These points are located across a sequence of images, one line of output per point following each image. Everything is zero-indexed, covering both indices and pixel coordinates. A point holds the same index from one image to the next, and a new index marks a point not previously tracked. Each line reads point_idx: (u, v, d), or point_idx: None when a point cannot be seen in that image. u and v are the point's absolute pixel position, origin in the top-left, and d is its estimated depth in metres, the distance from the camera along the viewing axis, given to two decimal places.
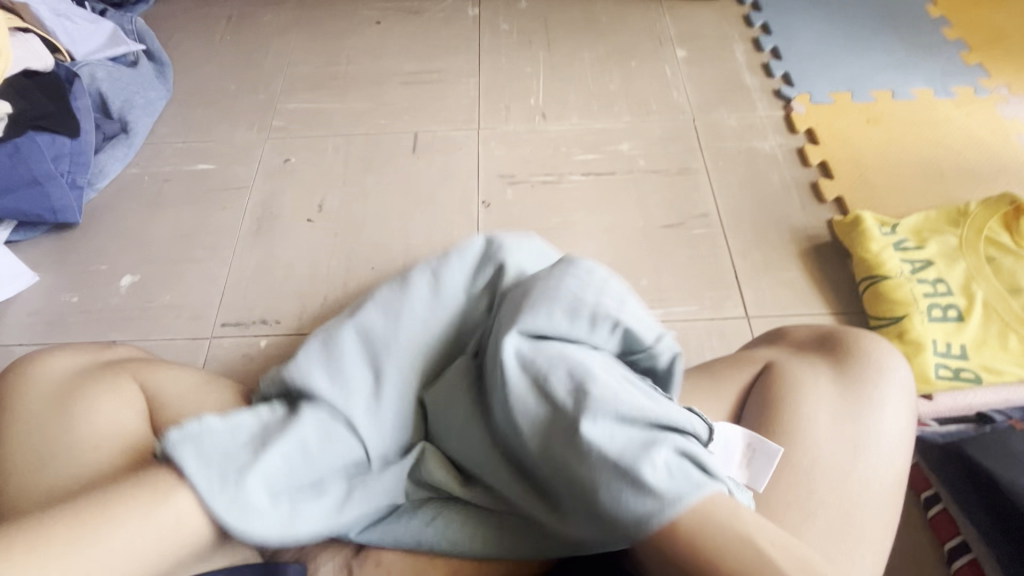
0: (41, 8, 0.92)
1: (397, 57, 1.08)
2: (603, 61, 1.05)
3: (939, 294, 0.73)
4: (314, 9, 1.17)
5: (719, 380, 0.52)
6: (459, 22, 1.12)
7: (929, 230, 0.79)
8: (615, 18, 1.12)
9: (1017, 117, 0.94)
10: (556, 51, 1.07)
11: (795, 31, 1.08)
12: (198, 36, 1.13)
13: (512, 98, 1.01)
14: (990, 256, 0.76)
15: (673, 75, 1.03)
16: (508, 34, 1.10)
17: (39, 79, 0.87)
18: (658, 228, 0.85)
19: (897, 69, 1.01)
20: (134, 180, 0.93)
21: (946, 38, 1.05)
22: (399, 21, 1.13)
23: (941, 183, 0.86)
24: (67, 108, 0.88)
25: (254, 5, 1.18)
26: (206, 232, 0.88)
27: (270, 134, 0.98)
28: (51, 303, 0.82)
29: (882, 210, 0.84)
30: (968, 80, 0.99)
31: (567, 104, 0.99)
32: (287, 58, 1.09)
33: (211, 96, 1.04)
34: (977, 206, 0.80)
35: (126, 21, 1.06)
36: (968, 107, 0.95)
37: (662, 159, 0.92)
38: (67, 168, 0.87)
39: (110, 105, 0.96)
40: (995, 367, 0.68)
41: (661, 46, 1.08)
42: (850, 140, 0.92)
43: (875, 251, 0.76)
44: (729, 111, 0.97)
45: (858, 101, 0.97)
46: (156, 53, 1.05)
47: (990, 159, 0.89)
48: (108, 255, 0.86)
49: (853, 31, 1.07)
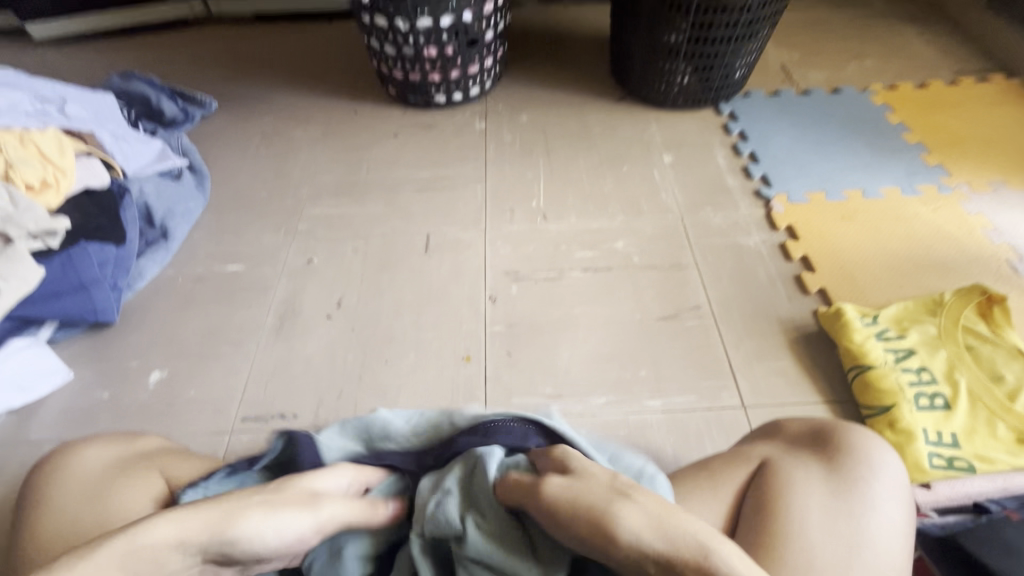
0: (104, 134, 1.05)
1: (412, 166, 1.20)
2: (598, 167, 1.17)
3: (924, 383, 0.76)
4: (339, 125, 1.31)
5: (717, 476, 0.55)
6: (468, 134, 1.26)
7: (909, 320, 0.84)
8: (606, 128, 1.26)
9: (980, 213, 1.02)
10: (554, 158, 1.19)
11: (769, 138, 1.20)
12: (235, 150, 1.26)
13: (516, 201, 1.11)
14: (969, 345, 0.80)
15: (661, 178, 1.14)
16: (512, 144, 1.23)
17: (96, 195, 0.99)
18: (654, 320, 0.91)
19: (865, 171, 1.11)
20: (170, 281, 1.02)
21: (907, 141, 1.17)
22: (415, 134, 1.27)
23: (916, 275, 0.93)
24: (116, 219, 0.98)
25: (286, 121, 1.33)
26: (232, 328, 0.94)
27: (296, 236, 1.08)
28: (83, 399, 0.87)
29: (862, 301, 0.90)
30: (931, 179, 1.09)
31: (566, 205, 1.09)
32: (314, 168, 1.21)
33: (244, 203, 1.15)
34: (951, 297, 0.85)
35: (174, 139, 1.21)
36: (933, 204, 1.04)
37: (654, 255, 1.00)
38: (112, 273, 0.95)
39: (154, 213, 1.06)
40: (987, 456, 0.71)
41: (649, 152, 1.19)
42: (827, 235, 1.00)
43: (859, 341, 0.81)
44: (714, 210, 1.07)
45: (831, 199, 1.06)
46: (197, 167, 1.18)
47: (960, 251, 0.96)
48: (140, 351, 0.92)
49: (821, 136, 1.19)
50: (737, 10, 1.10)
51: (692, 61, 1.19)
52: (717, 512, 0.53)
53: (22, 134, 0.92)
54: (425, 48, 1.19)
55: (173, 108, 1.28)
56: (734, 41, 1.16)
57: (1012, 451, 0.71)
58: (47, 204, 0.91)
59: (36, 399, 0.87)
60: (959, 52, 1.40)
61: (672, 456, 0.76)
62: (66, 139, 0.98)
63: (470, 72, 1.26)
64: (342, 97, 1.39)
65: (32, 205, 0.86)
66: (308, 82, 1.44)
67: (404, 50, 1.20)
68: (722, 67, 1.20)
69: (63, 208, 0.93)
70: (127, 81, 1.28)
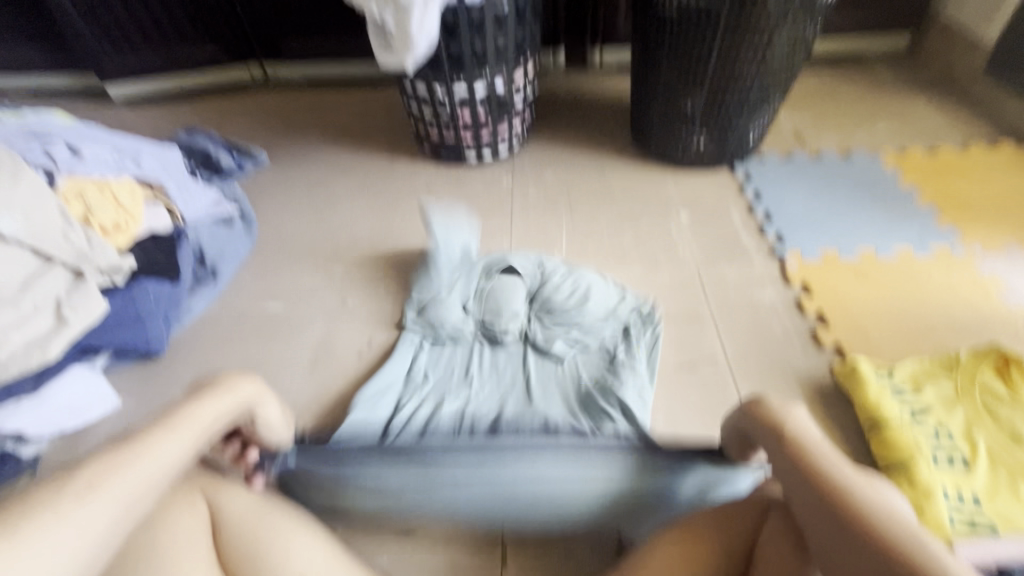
0: (170, 182, 1.16)
1: (443, 217, 1.28)
2: (617, 221, 1.23)
3: (940, 440, 0.77)
4: (377, 177, 1.42)
5: (731, 513, 0.60)
6: (496, 188, 1.35)
7: (925, 377, 0.86)
8: (626, 186, 1.33)
9: (994, 274, 1.04)
10: (577, 211, 1.27)
11: (782, 198, 1.25)
12: (282, 199, 1.37)
13: (540, 252, 1.17)
14: (986, 404, 0.81)
15: (677, 233, 1.19)
16: (536, 199, 1.31)
17: (159, 237, 1.09)
18: (670, 368, 0.94)
19: (879, 232, 1.15)
20: (213, 317, 1.10)
21: (919, 204, 1.20)
22: (446, 187, 1.37)
23: (932, 335, 0.95)
24: (174, 259, 1.08)
25: (328, 174, 1.44)
26: (269, 363, 1.00)
27: (334, 280, 1.15)
28: (128, 424, 0.93)
29: (878, 358, 0.92)
30: (944, 241, 1.12)
31: (587, 257, 1.15)
32: (352, 217, 1.30)
33: (286, 247, 1.24)
34: (968, 355, 0.87)
35: (227, 188, 1.33)
36: (947, 264, 1.06)
37: (672, 307, 1.04)
38: (164, 308, 1.04)
39: (206, 255, 1.16)
40: (1010, 518, 0.70)
41: (667, 209, 1.26)
42: (843, 293, 1.02)
43: (874, 395, 0.82)
44: (729, 265, 1.11)
45: (845, 258, 1.09)
46: (245, 214, 1.29)
47: (975, 312, 0.98)
48: (184, 382, 0.98)
49: (835, 197, 1.24)
50: (749, 79, 1.19)
51: (708, 128, 1.28)
52: (727, 548, 0.58)
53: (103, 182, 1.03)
54: (459, 111, 1.30)
55: (229, 160, 1.41)
56: (746, 109, 1.24)
57: None
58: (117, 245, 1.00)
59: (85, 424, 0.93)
60: (968, 121, 1.46)
61: (688, 505, 0.77)
62: (138, 188, 1.09)
63: (499, 133, 1.37)
64: (380, 153, 1.50)
65: (105, 244, 0.94)
66: (351, 140, 1.56)
67: (440, 112, 1.31)
68: (736, 135, 1.29)
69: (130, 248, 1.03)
70: (190, 136, 1.42)
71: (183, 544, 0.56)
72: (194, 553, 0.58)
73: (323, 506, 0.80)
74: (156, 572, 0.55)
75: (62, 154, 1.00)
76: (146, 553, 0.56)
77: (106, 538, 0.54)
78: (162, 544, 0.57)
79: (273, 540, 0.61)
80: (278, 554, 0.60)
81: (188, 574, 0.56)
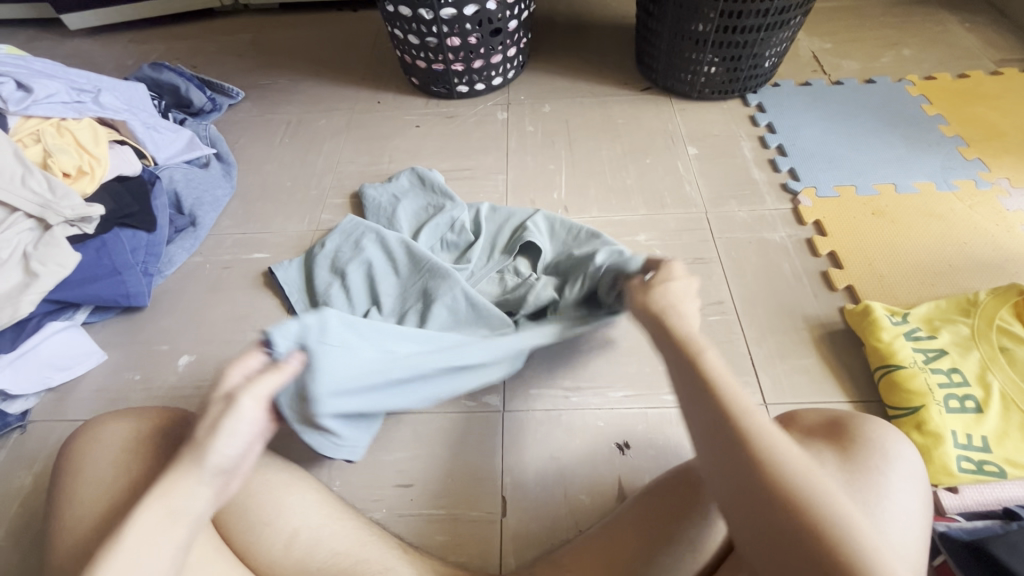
0: (135, 122, 1.07)
1: (434, 157, 1.20)
2: (621, 158, 1.16)
3: (953, 384, 0.75)
4: (362, 114, 1.32)
5: None
6: (490, 124, 1.26)
7: (940, 319, 0.82)
8: (630, 119, 1.24)
9: (1019, 209, 0.98)
10: (577, 148, 1.19)
11: (797, 130, 1.17)
12: (262, 139, 1.28)
13: (537, 193, 1.11)
14: (1003, 346, 0.78)
15: (685, 170, 1.12)
16: (534, 135, 1.22)
17: (128, 182, 1.01)
18: None
19: (900, 165, 1.07)
20: (197, 268, 1.04)
21: (943, 134, 1.12)
22: (437, 125, 1.27)
23: (948, 275, 0.90)
24: (147, 207, 1.00)
25: (310, 111, 1.35)
26: (256, 315, 0.96)
27: (320, 226, 1.09)
28: (116, 378, 0.89)
29: (892, 300, 0.88)
30: (968, 173, 1.05)
31: (588, 198, 1.09)
32: (337, 158, 1.22)
33: (270, 192, 1.17)
34: (987, 296, 0.83)
35: (201, 128, 1.23)
36: (971, 199, 1.00)
37: (676, 249, 0.99)
38: (143, 259, 0.98)
39: (184, 202, 1.09)
40: (1019, 461, 0.69)
41: (673, 144, 1.18)
42: (857, 231, 0.97)
43: (887, 339, 0.79)
44: (739, 204, 1.05)
45: (861, 193, 1.03)
46: (223, 156, 1.20)
47: (995, 248, 0.93)
48: (169, 336, 0.94)
49: (853, 129, 1.16)
50: None
51: (719, 51, 1.16)
52: None
53: (60, 124, 0.96)
54: (448, 37, 1.18)
55: (202, 98, 1.31)
56: (763, 30, 1.13)
57: None
58: (82, 190, 0.93)
59: (72, 379, 0.89)
60: (1001, 42, 1.34)
61: (691, 452, 0.76)
62: (101, 129, 1.00)
63: (493, 62, 1.26)
64: (365, 88, 1.39)
65: (69, 192, 0.87)
66: (333, 73, 1.44)
67: (427, 39, 1.20)
68: (751, 59, 1.18)
69: (98, 195, 0.95)
70: (156, 70, 1.30)
71: None
72: None
73: (319, 458, 0.79)
74: None
75: (11, 92, 0.93)
76: None
77: (78, 500, 0.53)
78: None
79: (265, 497, 0.59)
80: (271, 510, 0.59)
81: None
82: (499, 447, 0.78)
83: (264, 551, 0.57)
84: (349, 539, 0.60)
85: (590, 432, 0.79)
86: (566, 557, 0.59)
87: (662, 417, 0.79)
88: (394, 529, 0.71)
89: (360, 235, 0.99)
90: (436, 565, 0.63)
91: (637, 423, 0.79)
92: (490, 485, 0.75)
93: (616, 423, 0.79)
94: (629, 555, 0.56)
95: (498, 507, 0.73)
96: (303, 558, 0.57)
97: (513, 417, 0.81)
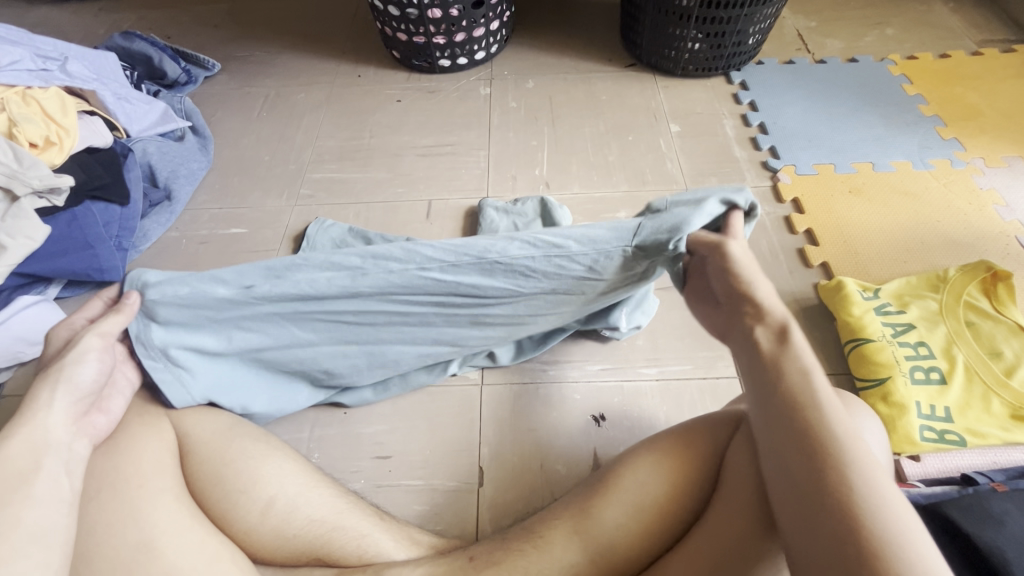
0: (105, 93, 1.04)
1: (415, 132, 1.19)
2: (603, 135, 1.15)
3: (919, 357, 0.77)
4: (342, 88, 1.30)
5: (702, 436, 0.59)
6: (472, 100, 1.24)
7: (910, 295, 0.84)
8: (613, 96, 1.23)
9: (991, 188, 1.00)
10: (560, 125, 1.18)
11: (779, 108, 1.17)
12: (239, 113, 1.26)
13: (518, 169, 1.10)
14: (968, 321, 0.80)
15: (667, 147, 1.12)
16: (516, 111, 1.21)
17: (98, 153, 0.99)
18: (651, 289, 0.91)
19: (878, 144, 1.08)
20: (173, 242, 1.03)
21: (922, 114, 1.13)
22: (418, 99, 1.25)
23: (920, 252, 0.92)
24: (118, 178, 0.98)
25: (289, 84, 1.32)
26: None
27: (298, 202, 1.08)
28: None
29: (865, 276, 0.89)
30: (945, 153, 1.06)
31: (570, 174, 1.08)
32: (317, 132, 1.20)
33: (246, 166, 1.15)
34: (956, 273, 0.84)
35: (176, 100, 1.20)
36: (946, 178, 1.02)
37: None
38: (116, 233, 0.95)
39: (158, 175, 1.07)
40: (980, 430, 0.71)
41: (656, 121, 1.17)
42: (835, 210, 0.98)
43: (857, 315, 0.81)
44: (719, 181, 1.05)
45: (839, 171, 1.04)
46: (198, 129, 1.17)
47: (967, 226, 0.95)
48: None
49: (833, 107, 1.16)
50: None
51: (703, 27, 1.15)
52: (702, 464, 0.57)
53: (24, 92, 0.93)
54: (428, 9, 1.16)
55: (175, 69, 1.27)
56: (747, 6, 1.12)
57: (1006, 427, 0.71)
58: (51, 161, 0.90)
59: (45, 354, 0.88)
60: (983, 23, 1.35)
61: (665, 423, 0.77)
62: (68, 98, 0.97)
63: (475, 35, 1.24)
64: (344, 61, 1.36)
65: (36, 162, 0.85)
66: (312, 45, 1.41)
67: (407, 11, 1.17)
68: (735, 35, 1.17)
69: (67, 166, 0.93)
70: (126, 38, 1.25)
71: (142, 475, 0.56)
72: (155, 483, 0.56)
73: (297, 431, 0.79)
74: (116, 502, 0.53)
75: None
76: (111, 481, 0.55)
77: None
78: (125, 475, 0.55)
79: (241, 466, 0.60)
80: (246, 479, 0.59)
81: (151, 501, 0.55)
82: (477, 420, 0.79)
83: (240, 518, 0.58)
84: (327, 506, 0.60)
85: (562, 409, 0.79)
86: (538, 522, 0.60)
87: (637, 389, 0.81)
88: (373, 500, 0.72)
89: (333, 236, 0.98)
90: (413, 532, 0.64)
91: (613, 396, 0.80)
92: (466, 456, 0.76)
93: (594, 397, 0.80)
94: (598, 519, 0.57)
95: (474, 477, 0.74)
96: (280, 525, 0.58)
97: (492, 390, 0.82)
